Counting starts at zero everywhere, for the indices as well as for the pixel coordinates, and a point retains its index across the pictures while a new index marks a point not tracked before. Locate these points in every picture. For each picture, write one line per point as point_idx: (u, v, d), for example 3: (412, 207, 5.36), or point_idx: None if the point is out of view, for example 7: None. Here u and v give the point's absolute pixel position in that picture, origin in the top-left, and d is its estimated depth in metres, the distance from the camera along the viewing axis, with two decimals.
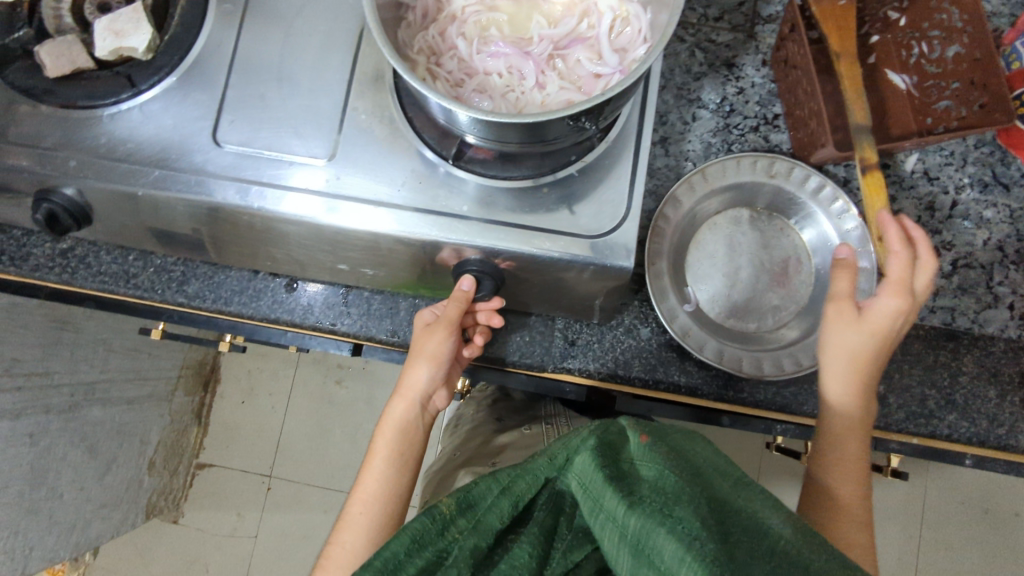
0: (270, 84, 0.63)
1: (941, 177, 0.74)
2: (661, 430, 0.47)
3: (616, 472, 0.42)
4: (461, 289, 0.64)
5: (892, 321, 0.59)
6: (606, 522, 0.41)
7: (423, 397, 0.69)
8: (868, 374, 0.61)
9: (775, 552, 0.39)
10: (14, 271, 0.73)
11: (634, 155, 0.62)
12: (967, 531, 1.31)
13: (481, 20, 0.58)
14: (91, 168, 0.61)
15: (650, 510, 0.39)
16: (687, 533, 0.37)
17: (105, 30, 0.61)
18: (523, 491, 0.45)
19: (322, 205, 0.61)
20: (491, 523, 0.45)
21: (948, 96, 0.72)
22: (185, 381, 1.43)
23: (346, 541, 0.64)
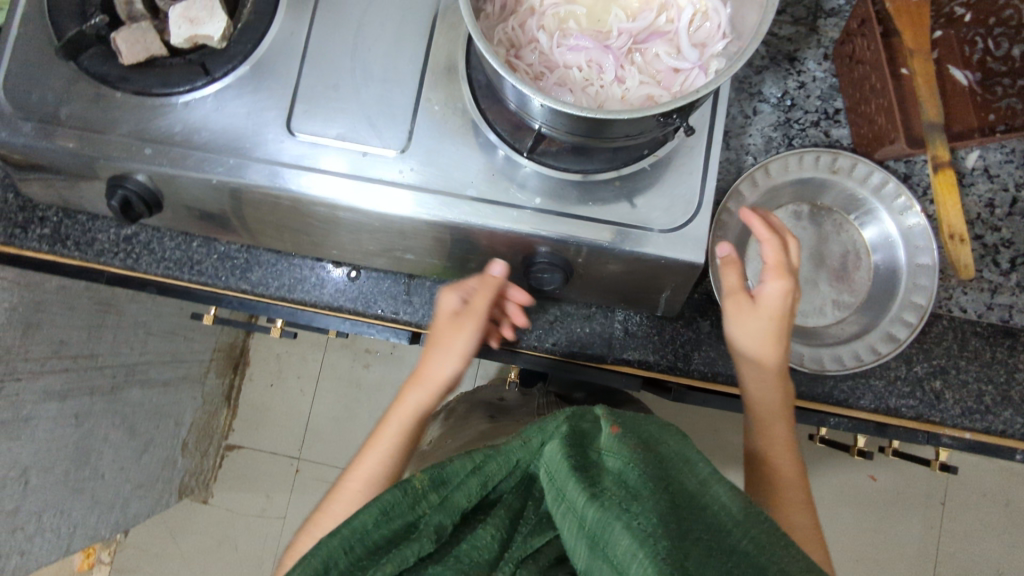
0: (342, 73, 0.63)
1: (1001, 175, 0.75)
2: (636, 421, 0.48)
3: (582, 463, 0.44)
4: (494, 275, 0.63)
5: (786, 302, 0.61)
6: (567, 513, 0.43)
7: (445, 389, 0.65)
8: (777, 355, 0.63)
9: (735, 551, 0.41)
10: (79, 256, 0.74)
11: (706, 150, 0.63)
12: (994, 523, 1.31)
13: (560, 13, 0.57)
14: (166, 156, 0.62)
15: (610, 504, 0.40)
16: (642, 530, 0.39)
17: (179, 17, 0.61)
18: (493, 472, 0.46)
19: (351, 186, 0.61)
20: (460, 502, 0.46)
21: (1011, 94, 0.71)
22: (218, 365, 1.44)
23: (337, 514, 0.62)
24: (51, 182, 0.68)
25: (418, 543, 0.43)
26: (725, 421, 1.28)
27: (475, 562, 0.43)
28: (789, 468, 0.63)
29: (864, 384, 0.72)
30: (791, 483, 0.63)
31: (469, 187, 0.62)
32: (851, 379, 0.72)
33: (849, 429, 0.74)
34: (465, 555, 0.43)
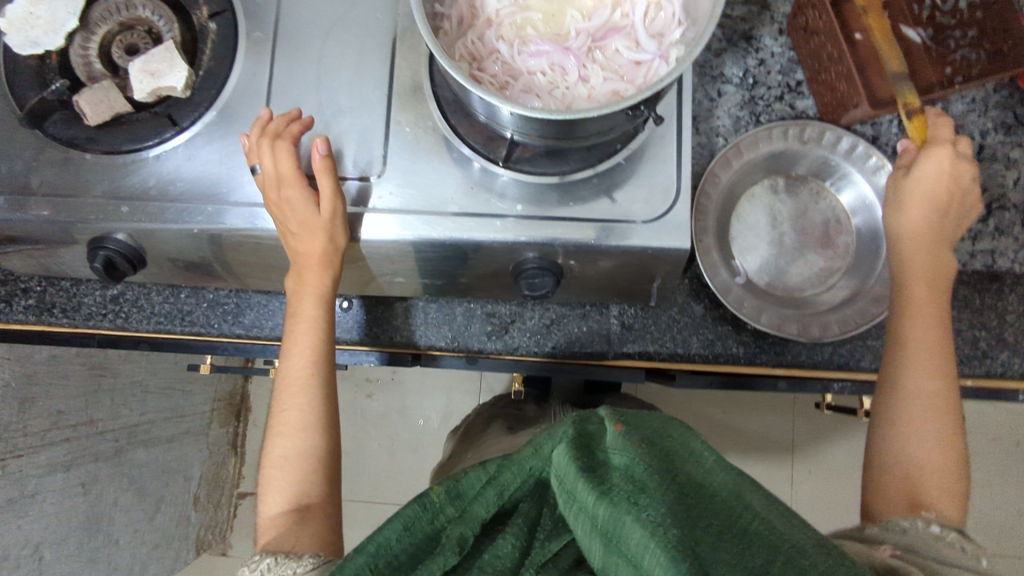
0: (310, 107, 0.64)
1: (966, 124, 0.76)
2: (638, 420, 0.48)
3: (589, 463, 0.44)
4: (321, 153, 0.59)
5: (943, 181, 0.63)
6: (580, 513, 0.43)
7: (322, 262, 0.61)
8: (935, 242, 0.63)
9: (747, 533, 0.41)
10: (67, 323, 0.73)
11: (678, 137, 0.64)
12: (1009, 466, 1.33)
13: (517, 21, 0.58)
14: (143, 211, 0.61)
15: (619, 499, 0.40)
16: (653, 520, 0.38)
17: (140, 72, 0.61)
18: (509, 480, 0.46)
19: None
20: (479, 512, 0.45)
21: (963, 47, 0.72)
22: (218, 416, 1.41)
23: (300, 407, 0.61)
24: (29, 253, 0.67)
25: (443, 556, 0.43)
26: (731, 401, 1.29)
27: (499, 569, 0.42)
28: (935, 382, 0.59)
29: (861, 345, 0.72)
30: (936, 400, 0.59)
31: (450, 203, 0.62)
32: (848, 342, 0.73)
33: (853, 392, 0.74)
34: (489, 564, 0.43)
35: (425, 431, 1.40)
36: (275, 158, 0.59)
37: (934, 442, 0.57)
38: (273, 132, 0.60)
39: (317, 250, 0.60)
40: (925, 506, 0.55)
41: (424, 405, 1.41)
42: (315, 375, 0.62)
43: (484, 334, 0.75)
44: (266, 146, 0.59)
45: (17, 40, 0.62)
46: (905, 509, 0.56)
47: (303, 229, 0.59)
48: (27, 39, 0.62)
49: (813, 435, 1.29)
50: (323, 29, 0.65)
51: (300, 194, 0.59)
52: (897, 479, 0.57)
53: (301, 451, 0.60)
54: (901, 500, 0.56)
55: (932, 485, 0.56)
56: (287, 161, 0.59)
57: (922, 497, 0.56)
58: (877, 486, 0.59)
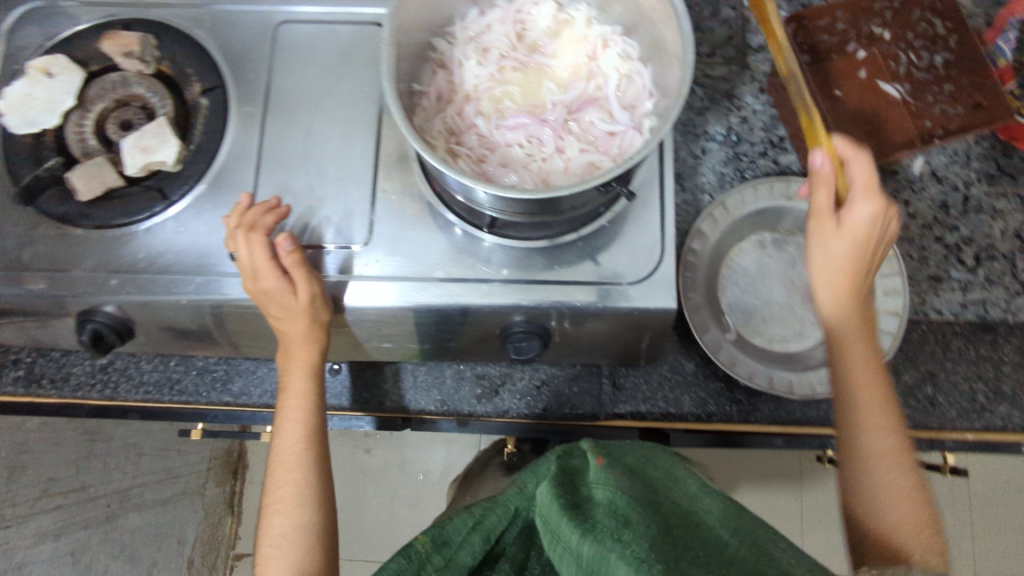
0: (298, 178, 0.65)
1: (949, 175, 0.77)
2: (617, 453, 0.51)
3: (572, 501, 0.44)
4: (287, 250, 0.59)
5: (872, 225, 0.58)
6: (565, 554, 0.42)
7: (314, 330, 0.61)
8: (861, 278, 0.60)
9: (730, 561, 0.41)
10: (56, 394, 0.73)
11: (661, 199, 0.64)
12: None
13: (496, 94, 0.60)
14: (132, 284, 0.62)
15: (602, 536, 0.40)
16: (636, 555, 0.38)
17: (133, 147, 0.63)
18: (494, 525, 0.46)
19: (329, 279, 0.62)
20: (465, 560, 0.44)
21: (940, 106, 0.73)
22: (214, 474, 1.21)
23: (296, 482, 0.61)
24: (18, 325, 0.67)
25: None
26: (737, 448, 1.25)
27: None
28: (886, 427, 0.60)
29: None
30: (892, 451, 0.59)
31: (435, 269, 0.63)
32: None
33: None
34: None
35: (425, 485, 1.38)
36: (251, 248, 0.59)
37: (896, 481, 0.58)
38: (246, 225, 0.59)
39: (301, 333, 0.61)
40: (907, 560, 0.55)
41: (424, 459, 1.39)
42: (308, 448, 0.62)
43: (475, 397, 0.74)
44: (240, 238, 0.59)
45: (14, 120, 0.64)
46: (887, 562, 0.56)
47: (284, 313, 0.60)
48: (24, 119, 0.64)
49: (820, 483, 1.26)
50: (311, 101, 0.67)
51: (277, 283, 0.58)
52: (873, 533, 0.58)
53: (300, 527, 0.59)
54: (880, 551, 0.57)
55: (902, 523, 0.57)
56: (263, 254, 0.58)
57: (899, 551, 0.56)
58: (857, 542, 0.59)
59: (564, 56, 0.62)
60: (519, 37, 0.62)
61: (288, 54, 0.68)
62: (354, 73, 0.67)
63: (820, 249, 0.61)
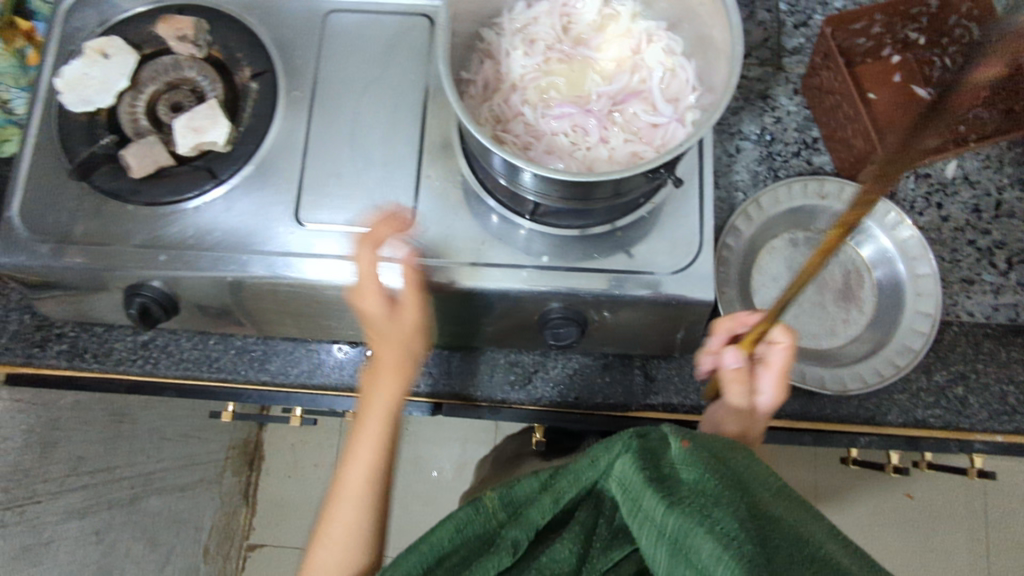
0: (344, 161, 0.66)
1: (981, 180, 0.78)
2: (706, 440, 0.46)
3: (655, 474, 0.44)
4: (410, 270, 0.59)
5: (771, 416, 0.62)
6: (646, 523, 0.43)
7: (406, 363, 0.59)
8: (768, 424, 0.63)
9: (815, 558, 0.41)
10: (97, 368, 0.74)
11: (700, 191, 0.65)
12: None
13: (541, 84, 0.62)
14: (181, 260, 0.64)
15: (690, 511, 0.41)
16: (727, 532, 0.40)
17: (185, 128, 0.65)
18: (564, 490, 0.47)
19: None
20: (534, 519, 0.47)
21: (967, 123, 0.74)
22: (233, 463, 1.38)
23: (350, 522, 0.57)
24: (66, 298, 0.69)
25: (497, 557, 0.46)
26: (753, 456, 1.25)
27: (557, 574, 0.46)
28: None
29: (888, 400, 0.72)
30: None
31: (477, 254, 0.64)
32: (875, 396, 0.72)
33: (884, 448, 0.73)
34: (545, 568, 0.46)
35: (439, 482, 1.39)
36: (364, 261, 0.57)
37: None
38: (376, 237, 0.58)
39: (393, 360, 0.58)
40: None
41: (439, 456, 1.40)
42: (374, 490, 0.58)
43: (508, 384, 0.75)
44: (356, 249, 0.58)
45: (70, 100, 0.66)
46: None
47: (387, 338, 0.58)
48: (80, 98, 0.66)
49: (836, 493, 1.26)
50: (357, 88, 0.68)
51: (382, 305, 0.57)
52: None
53: (347, 566, 0.57)
54: None
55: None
56: (367, 270, 0.57)
57: None
58: None
59: (609, 49, 0.63)
60: (564, 30, 0.64)
61: (336, 42, 0.70)
62: (400, 62, 0.69)
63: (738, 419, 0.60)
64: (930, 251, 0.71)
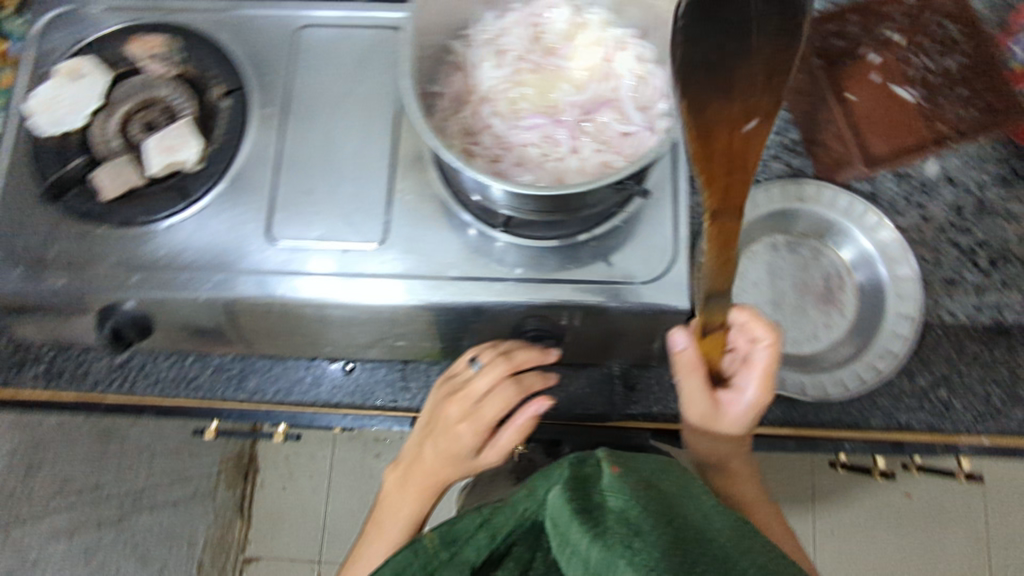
0: (315, 177, 0.66)
1: (963, 179, 0.77)
2: (635, 461, 0.48)
3: (584, 505, 0.43)
4: (533, 411, 0.62)
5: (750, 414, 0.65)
6: (573, 557, 0.43)
7: (462, 467, 0.63)
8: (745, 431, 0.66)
9: None
10: (74, 390, 0.74)
11: (674, 198, 0.65)
12: None
13: (512, 96, 0.61)
14: (153, 281, 0.63)
15: (612, 543, 0.40)
16: (645, 563, 0.39)
17: (155, 147, 0.64)
18: (501, 524, 0.48)
19: (343, 285, 0.62)
20: (469, 557, 0.47)
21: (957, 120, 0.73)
22: (225, 478, 1.31)
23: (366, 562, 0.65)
24: (41, 321, 0.68)
25: None
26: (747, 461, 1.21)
27: None
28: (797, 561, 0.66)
29: (871, 404, 0.71)
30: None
31: (451, 267, 0.63)
32: (858, 400, 0.71)
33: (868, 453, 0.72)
34: None
35: None
36: (493, 385, 0.61)
37: None
38: (517, 366, 0.63)
39: (441, 461, 0.63)
40: None
41: None
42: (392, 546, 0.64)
43: None
44: (495, 361, 0.62)
45: (41, 122, 0.66)
46: None
47: (446, 446, 0.62)
48: (51, 119, 0.66)
49: (832, 494, 1.24)
50: (330, 102, 0.68)
51: (463, 427, 0.61)
52: None
53: None
54: None
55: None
56: (485, 385, 0.61)
57: None
58: None
59: (580, 58, 0.63)
60: (534, 39, 0.63)
61: (307, 56, 0.69)
62: (373, 76, 0.69)
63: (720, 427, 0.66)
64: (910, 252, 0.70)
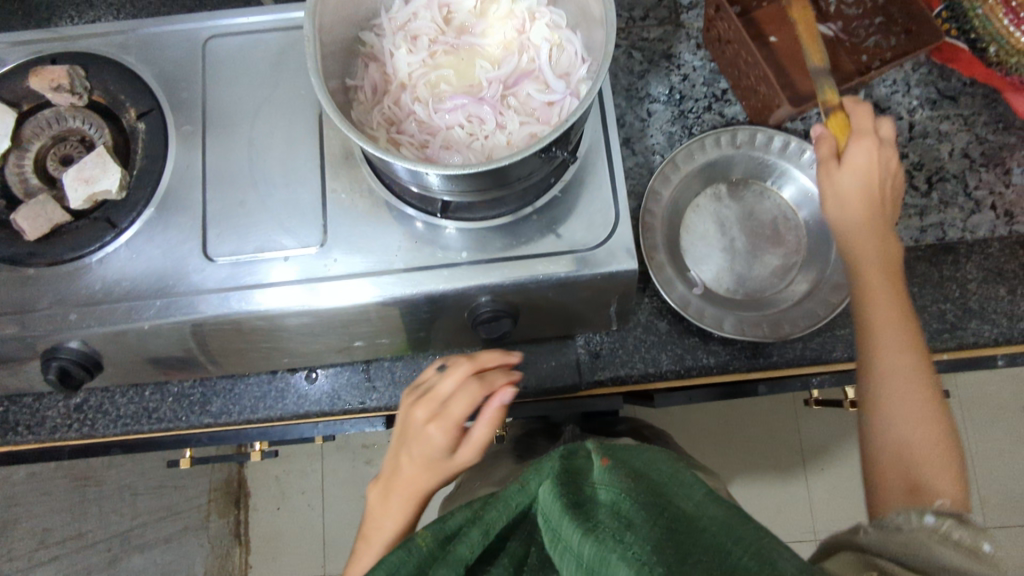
0: (244, 189, 0.64)
1: (892, 105, 0.78)
2: (626, 453, 0.48)
3: (575, 500, 0.43)
4: (498, 403, 0.57)
5: (870, 164, 0.62)
6: (566, 552, 0.41)
7: (439, 473, 0.59)
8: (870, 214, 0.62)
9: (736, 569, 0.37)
10: (34, 439, 0.73)
11: (608, 160, 0.65)
12: None
13: (430, 79, 0.60)
14: (92, 316, 0.61)
15: (604, 537, 0.39)
16: (637, 559, 0.37)
17: (75, 181, 0.62)
18: (494, 520, 0.44)
19: (302, 289, 0.61)
20: (464, 555, 0.43)
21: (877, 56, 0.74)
22: (217, 506, 1.34)
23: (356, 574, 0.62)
24: None
25: None
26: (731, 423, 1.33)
27: None
28: (903, 356, 0.59)
29: (830, 337, 0.72)
30: (918, 433, 0.55)
31: (396, 259, 0.62)
32: (818, 335, 0.72)
33: (835, 384, 0.73)
34: None
35: None
36: (457, 386, 0.58)
37: (928, 440, 0.55)
38: (480, 365, 0.60)
39: (414, 469, 0.60)
40: (924, 488, 0.52)
41: None
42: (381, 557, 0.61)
43: None
44: (458, 366, 0.59)
45: None
46: (906, 493, 0.53)
47: (420, 454, 0.59)
48: None
49: None
50: (249, 112, 0.66)
51: (430, 431, 0.58)
52: (895, 472, 0.55)
53: None
54: (902, 488, 0.54)
55: (923, 460, 0.54)
56: (448, 386, 0.58)
57: (918, 483, 0.53)
58: (879, 485, 0.56)
59: (493, 34, 0.62)
60: (446, 21, 0.63)
61: (219, 68, 0.68)
62: (289, 78, 0.67)
63: (831, 190, 0.64)
64: None
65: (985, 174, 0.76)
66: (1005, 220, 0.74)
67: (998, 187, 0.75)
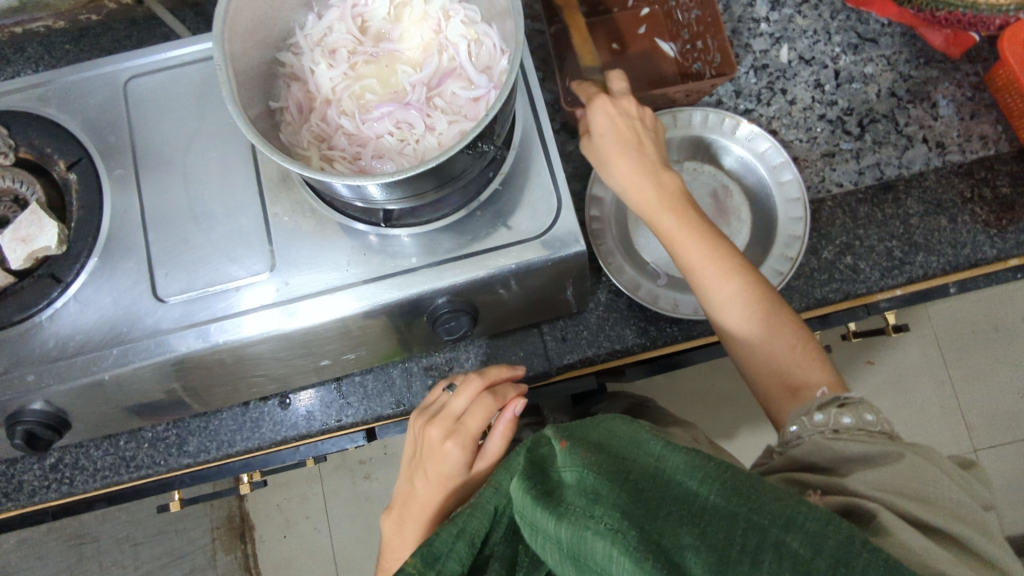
0: (185, 226, 0.64)
1: (816, 56, 0.80)
2: (583, 429, 0.47)
3: (543, 489, 0.42)
4: (512, 413, 0.60)
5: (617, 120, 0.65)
6: (545, 541, 0.41)
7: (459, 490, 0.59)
8: (639, 159, 0.65)
9: (704, 510, 0.39)
10: (14, 505, 0.73)
11: (543, 146, 0.65)
12: (1008, 351, 1.30)
13: (355, 91, 0.60)
14: (49, 375, 0.61)
15: (576, 516, 0.39)
16: (611, 529, 0.38)
17: (13, 241, 0.61)
18: (477, 528, 0.45)
19: (280, 312, 0.61)
20: (454, 570, 0.43)
21: (698, 57, 0.80)
22: (221, 543, 1.35)
23: None
24: None
25: None
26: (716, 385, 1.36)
27: None
28: (716, 275, 0.62)
29: (786, 289, 0.73)
30: (773, 335, 0.60)
31: (347, 275, 0.62)
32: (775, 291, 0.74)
33: None
34: None
35: None
36: (470, 402, 0.61)
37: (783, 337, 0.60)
38: (490, 381, 0.63)
39: (432, 488, 0.60)
40: (803, 388, 0.58)
41: None
42: None
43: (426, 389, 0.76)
44: (469, 382, 0.62)
45: None
46: (791, 396, 0.58)
47: (436, 472, 0.59)
48: None
49: None
50: (181, 147, 0.66)
51: (447, 447, 0.59)
52: (771, 379, 0.60)
53: None
54: (783, 392, 0.59)
55: (786, 360, 0.60)
56: (462, 402, 0.61)
57: (795, 381, 0.59)
58: (765, 396, 0.61)
59: (411, 38, 0.62)
60: (362, 30, 0.63)
61: (144, 107, 0.67)
62: (217, 108, 0.67)
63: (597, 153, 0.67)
64: (786, 156, 0.73)
65: (914, 110, 0.78)
66: (937, 151, 0.76)
67: (927, 122, 0.77)
